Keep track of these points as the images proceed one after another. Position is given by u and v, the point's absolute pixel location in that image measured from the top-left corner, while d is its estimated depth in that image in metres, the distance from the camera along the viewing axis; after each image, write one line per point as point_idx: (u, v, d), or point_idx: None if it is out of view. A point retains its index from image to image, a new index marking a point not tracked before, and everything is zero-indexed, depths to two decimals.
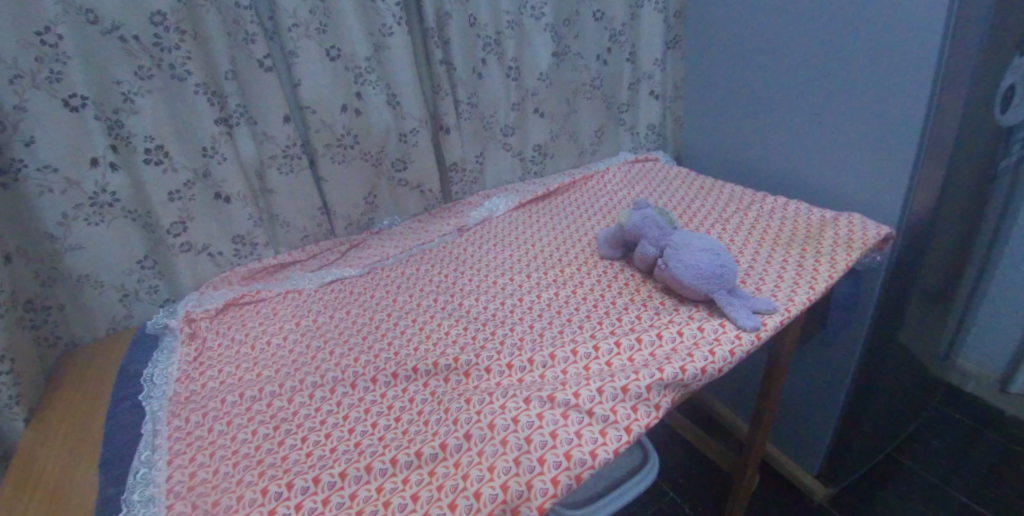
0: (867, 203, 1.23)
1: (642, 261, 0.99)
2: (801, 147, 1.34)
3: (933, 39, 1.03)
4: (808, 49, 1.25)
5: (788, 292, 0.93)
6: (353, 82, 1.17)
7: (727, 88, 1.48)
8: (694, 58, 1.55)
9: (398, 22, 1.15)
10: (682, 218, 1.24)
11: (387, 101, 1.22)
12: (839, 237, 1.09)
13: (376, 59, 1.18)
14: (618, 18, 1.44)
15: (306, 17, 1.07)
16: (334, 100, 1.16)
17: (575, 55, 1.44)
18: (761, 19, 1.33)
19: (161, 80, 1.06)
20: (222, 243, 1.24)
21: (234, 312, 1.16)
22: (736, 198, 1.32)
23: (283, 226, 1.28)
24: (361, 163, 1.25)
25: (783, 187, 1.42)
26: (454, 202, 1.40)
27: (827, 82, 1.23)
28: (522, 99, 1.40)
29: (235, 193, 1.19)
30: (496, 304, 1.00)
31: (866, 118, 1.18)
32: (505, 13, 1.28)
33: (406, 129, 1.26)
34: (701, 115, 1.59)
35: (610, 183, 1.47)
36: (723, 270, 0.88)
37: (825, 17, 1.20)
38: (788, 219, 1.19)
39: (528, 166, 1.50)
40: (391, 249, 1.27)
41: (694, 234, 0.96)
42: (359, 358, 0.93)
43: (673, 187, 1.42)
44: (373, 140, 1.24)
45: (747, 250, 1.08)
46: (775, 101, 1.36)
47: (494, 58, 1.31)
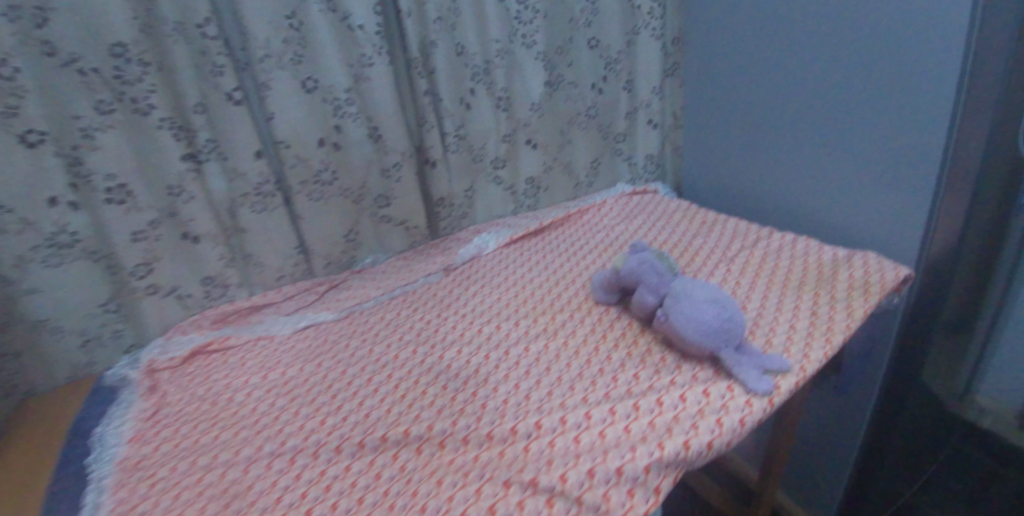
0: (884, 242, 1.15)
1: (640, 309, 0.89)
2: (812, 181, 1.26)
3: (953, 70, 0.96)
4: (816, 79, 1.18)
5: (801, 347, 0.83)
6: (331, 115, 1.09)
7: (728, 117, 1.41)
8: (695, 86, 1.48)
9: (378, 51, 1.07)
10: (682, 257, 1.16)
11: (368, 134, 1.14)
12: (853, 279, 1.00)
13: (357, 91, 1.10)
14: (614, 45, 1.38)
15: (279, 47, 1.00)
16: (311, 134, 1.09)
17: (569, 84, 1.37)
18: (764, 45, 1.27)
19: (125, 114, 0.99)
20: (191, 284, 1.16)
21: (200, 361, 1.08)
22: (740, 234, 1.23)
23: (258, 266, 1.19)
24: (341, 200, 1.17)
25: (792, 223, 1.34)
26: (442, 239, 1.32)
27: (840, 114, 1.16)
28: (513, 130, 1.32)
29: (205, 232, 1.11)
30: (480, 357, 0.91)
31: (879, 149, 1.11)
32: (494, 42, 1.21)
33: (388, 163, 1.18)
34: (702, 144, 1.51)
35: (606, 217, 1.39)
36: (730, 325, 0.79)
37: (834, 45, 1.13)
38: (797, 258, 1.10)
39: (520, 199, 1.42)
40: (371, 290, 1.19)
41: (697, 281, 0.87)
42: (326, 420, 0.84)
43: (673, 221, 1.34)
44: (353, 176, 1.16)
45: (754, 295, 0.98)
46: (781, 133, 1.29)
47: (483, 88, 1.23)
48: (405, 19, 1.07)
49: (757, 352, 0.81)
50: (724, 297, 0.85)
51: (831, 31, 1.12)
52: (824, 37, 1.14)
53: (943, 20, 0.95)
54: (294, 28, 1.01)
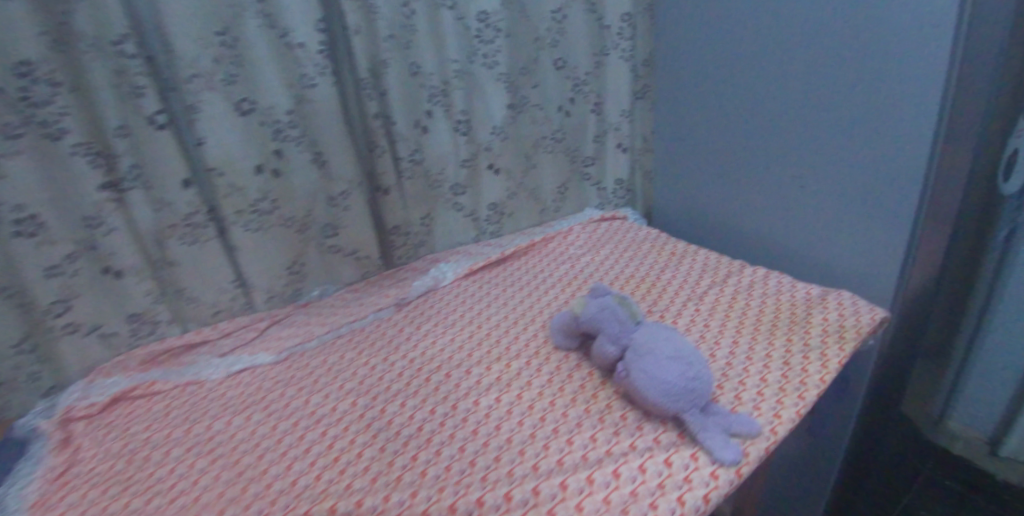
0: (858, 278, 1.11)
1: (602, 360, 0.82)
2: (787, 213, 1.20)
3: (931, 105, 0.91)
4: (789, 108, 1.13)
5: (771, 404, 0.77)
6: (271, 139, 1.00)
7: (697, 143, 1.36)
8: (665, 109, 1.42)
9: (320, 72, 0.99)
10: (650, 294, 1.09)
11: (312, 160, 1.05)
12: (828, 322, 0.94)
13: (300, 113, 1.01)
14: (582, 67, 1.32)
15: (209, 66, 0.90)
16: (247, 161, 0.98)
17: (534, 106, 1.30)
18: (734, 71, 1.22)
19: (34, 139, 0.85)
20: (116, 322, 1.03)
21: (121, 409, 0.97)
22: (711, 267, 1.17)
23: (190, 300, 1.09)
24: (283, 230, 1.08)
25: (765, 254, 1.29)
26: (396, 269, 1.24)
27: (816, 145, 1.10)
28: (474, 154, 1.25)
29: (129, 267, 0.99)
30: (424, 413, 0.83)
31: (853, 183, 1.06)
32: (452, 62, 1.13)
33: (335, 191, 1.09)
34: (672, 170, 1.46)
35: (572, 245, 1.32)
36: (696, 384, 0.72)
37: (808, 74, 1.07)
38: (769, 297, 1.04)
39: (482, 226, 1.35)
40: (315, 327, 1.10)
41: (663, 331, 0.80)
42: (247, 489, 0.75)
43: (642, 251, 1.28)
44: (296, 204, 1.07)
45: (724, 340, 0.92)
46: (751, 161, 1.24)
47: (441, 111, 1.15)
48: (352, 37, 0.99)
49: (726, 412, 0.73)
50: (691, 349, 0.78)
51: (804, 59, 1.07)
52: (799, 65, 1.09)
53: (923, 53, 0.90)
54: (226, 46, 0.91)
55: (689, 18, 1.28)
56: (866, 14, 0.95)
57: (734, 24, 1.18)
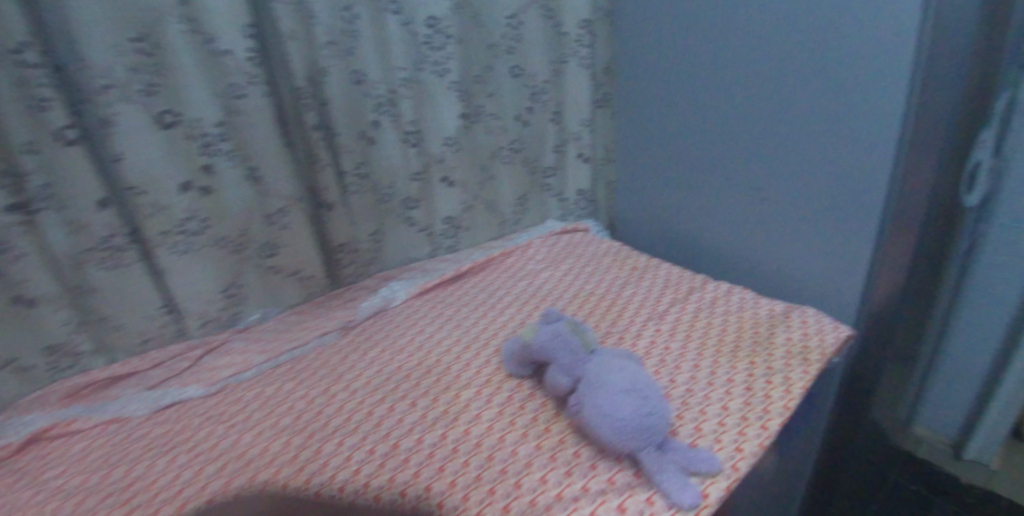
0: (819, 292, 1.09)
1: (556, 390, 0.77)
2: (750, 226, 1.17)
3: (893, 117, 0.88)
4: (753, 119, 1.09)
5: (732, 436, 0.73)
6: (198, 154, 0.91)
7: (657, 153, 1.33)
8: (626, 118, 1.38)
9: (251, 81, 0.91)
10: (610, 312, 1.05)
11: (246, 176, 0.97)
12: (792, 342, 0.90)
13: (231, 125, 0.93)
14: (539, 74, 1.27)
15: (124, 75, 0.81)
16: (172, 178, 0.90)
17: (489, 115, 1.24)
18: (694, 80, 1.18)
19: None
20: (30, 355, 0.89)
21: (35, 451, 0.86)
22: (673, 283, 1.13)
23: (116, 328, 0.96)
24: (216, 251, 0.99)
25: (727, 267, 1.26)
26: (345, 289, 1.17)
27: (781, 157, 1.06)
28: (426, 166, 1.18)
29: (44, 295, 0.86)
30: (364, 454, 0.76)
31: (816, 195, 1.03)
32: (399, 70, 1.07)
33: (272, 209, 1.01)
34: (633, 180, 1.43)
35: (531, 260, 1.27)
36: (652, 421, 0.68)
37: (770, 84, 1.04)
38: (732, 314, 1.00)
39: (438, 241, 1.28)
40: (254, 355, 1.02)
41: (621, 361, 0.75)
42: None
43: (603, 266, 1.23)
44: (230, 223, 0.98)
45: (685, 364, 0.87)
46: (713, 172, 1.21)
47: (388, 121, 1.09)
48: (286, 43, 0.92)
49: (683, 449, 0.69)
50: (650, 382, 0.72)
51: (765, 69, 1.04)
52: (761, 74, 1.05)
53: (887, 65, 0.87)
54: (145, 53, 0.82)
55: (647, 26, 1.24)
56: (831, 23, 0.92)
57: (693, 32, 1.14)
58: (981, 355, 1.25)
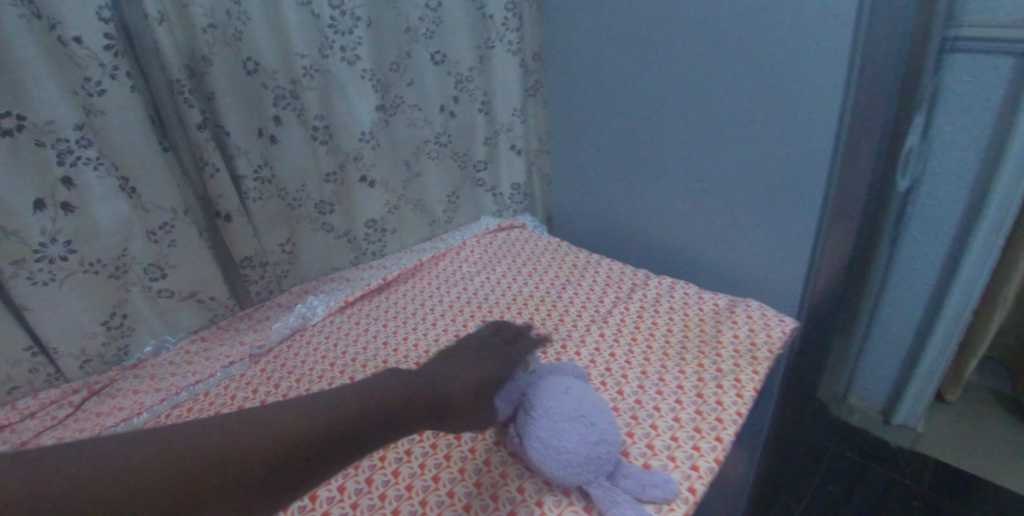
0: (758, 282, 1.07)
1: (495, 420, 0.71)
2: (689, 217, 1.13)
3: (833, 100, 0.85)
4: (690, 105, 1.04)
5: (687, 453, 0.68)
6: (52, 163, 0.75)
7: (592, 142, 1.27)
8: (557, 106, 1.31)
9: (111, 74, 0.75)
10: (551, 317, 0.98)
11: (120, 186, 0.81)
12: (739, 340, 0.87)
13: (94, 127, 0.77)
14: (463, 61, 1.17)
15: None
16: (20, 196, 0.74)
17: (410, 106, 1.13)
18: (625, 65, 1.12)
19: None
20: None
21: None
22: (615, 281, 1.08)
23: None
24: (89, 278, 0.83)
25: (667, 259, 1.22)
26: (255, 307, 1.04)
27: (722, 144, 1.02)
28: (340, 166, 1.07)
29: None
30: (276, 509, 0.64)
31: (754, 182, 1.00)
32: (300, 57, 0.94)
33: (156, 224, 0.86)
34: (567, 171, 1.36)
35: (466, 262, 1.18)
36: (600, 449, 0.63)
37: (707, 68, 0.99)
38: (676, 312, 0.96)
39: (361, 247, 1.17)
40: (147, 394, 0.86)
41: (563, 383, 0.69)
42: None
43: (543, 264, 1.16)
44: (103, 244, 0.82)
45: (631, 372, 0.82)
46: (649, 161, 1.16)
47: (291, 116, 0.97)
48: (155, 28, 0.77)
49: (638, 474, 0.64)
50: (596, 404, 0.67)
51: (698, 52, 0.99)
52: (696, 58, 1.00)
53: (823, 45, 0.83)
54: None
55: (573, 7, 1.17)
56: (769, 4, 0.87)
57: (623, 13, 1.08)
58: (902, 329, 1.29)
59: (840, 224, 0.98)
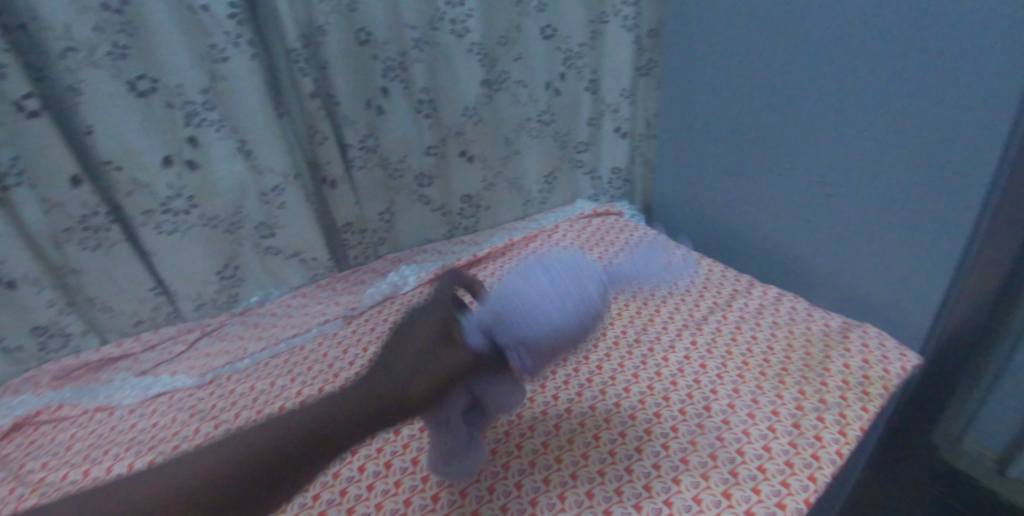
0: (878, 307, 0.93)
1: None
2: (804, 222, 1.00)
3: (1001, 104, 0.69)
4: (816, 98, 0.91)
5: (775, 488, 0.62)
6: (182, 124, 0.82)
7: (704, 129, 1.16)
8: (672, 87, 1.22)
9: (234, 42, 0.80)
10: (640, 317, 0.93)
11: (238, 148, 0.87)
12: (850, 371, 0.77)
13: (219, 92, 0.83)
14: (574, 36, 1.11)
15: (88, 37, 0.72)
16: (153, 152, 0.82)
17: (515, 82, 1.11)
18: (750, 47, 1.01)
19: None
20: (17, 337, 0.85)
21: (21, 439, 0.79)
22: (712, 286, 1.00)
23: (106, 310, 0.92)
24: (207, 231, 0.91)
25: (771, 264, 1.11)
26: (352, 270, 1.08)
27: (848, 146, 0.89)
28: (442, 140, 1.07)
29: (21, 276, 0.80)
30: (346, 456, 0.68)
31: (888, 192, 0.85)
32: (409, 29, 0.94)
33: (268, 187, 0.92)
34: (675, 159, 1.27)
35: (557, 247, 1.15)
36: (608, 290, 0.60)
37: (849, 55, 0.85)
38: (780, 329, 0.87)
39: (455, 221, 1.18)
40: (251, 342, 0.93)
41: (522, 276, 0.51)
42: None
43: (637, 257, 1.10)
44: (219, 201, 0.90)
45: (722, 389, 0.76)
46: (764, 156, 1.04)
47: (398, 87, 0.97)
48: None
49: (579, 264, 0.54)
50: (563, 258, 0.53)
51: (843, 36, 0.85)
52: (835, 43, 0.86)
53: (999, 32, 0.67)
54: (111, 9, 0.72)
55: None
56: None
57: None
58: None
59: (997, 254, 0.81)
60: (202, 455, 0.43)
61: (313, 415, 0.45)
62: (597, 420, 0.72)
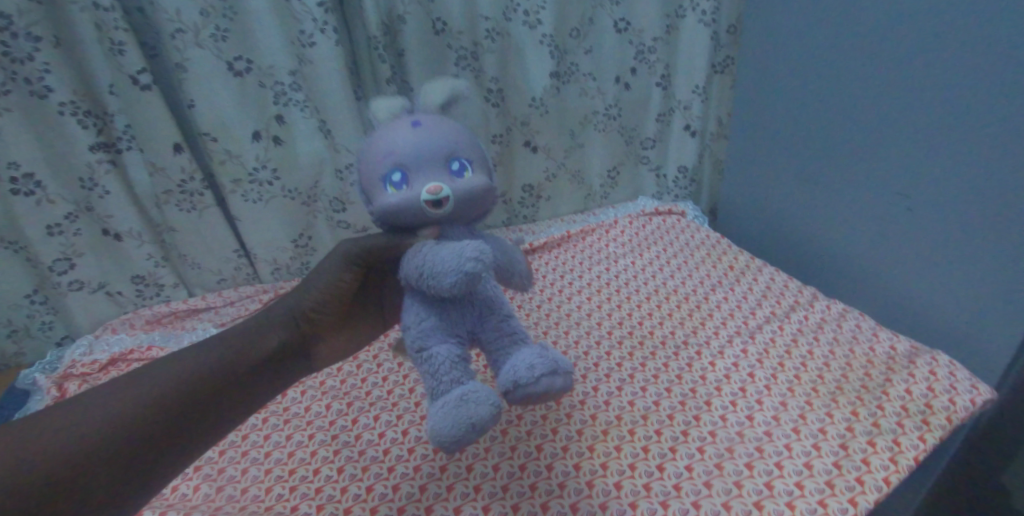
0: (950, 334, 0.86)
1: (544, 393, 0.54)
2: (881, 237, 0.94)
3: None
4: (901, 105, 0.86)
5: (811, 505, 0.60)
6: (271, 102, 0.90)
7: (779, 132, 1.12)
8: (748, 86, 1.18)
9: (321, 29, 0.85)
10: (691, 320, 0.92)
11: (318, 127, 0.94)
12: (911, 398, 0.73)
13: (304, 75, 0.90)
14: (648, 30, 1.10)
15: (195, 19, 0.80)
16: (243, 127, 0.89)
17: (584, 75, 1.11)
18: (833, 50, 0.96)
19: (21, 97, 0.83)
20: (120, 281, 1.02)
21: (117, 370, 0.90)
22: (772, 295, 0.97)
23: (194, 267, 1.05)
24: (286, 202, 0.99)
25: (837, 277, 1.05)
26: None
27: (929, 160, 0.83)
28: (507, 129, 1.10)
29: (127, 229, 0.97)
30: (390, 416, 0.76)
31: (976, 212, 0.78)
32: (483, 19, 0.97)
33: (342, 164, 0.98)
34: (747, 162, 1.23)
35: (614, 242, 1.15)
36: (439, 151, 0.60)
37: (939, 64, 0.79)
38: (840, 347, 0.84)
39: (515, 209, 1.21)
40: None
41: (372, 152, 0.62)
42: (294, 470, 0.69)
43: (695, 259, 1.09)
44: (299, 175, 0.97)
45: (769, 400, 0.74)
46: (841, 166, 0.99)
47: (468, 76, 1.01)
48: None
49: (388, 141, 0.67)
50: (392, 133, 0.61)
51: (929, 43, 0.80)
52: (925, 49, 0.81)
53: None
54: None
55: None
56: None
57: None
58: None
59: None
60: (175, 361, 0.56)
61: (259, 329, 0.62)
62: (635, 416, 0.72)
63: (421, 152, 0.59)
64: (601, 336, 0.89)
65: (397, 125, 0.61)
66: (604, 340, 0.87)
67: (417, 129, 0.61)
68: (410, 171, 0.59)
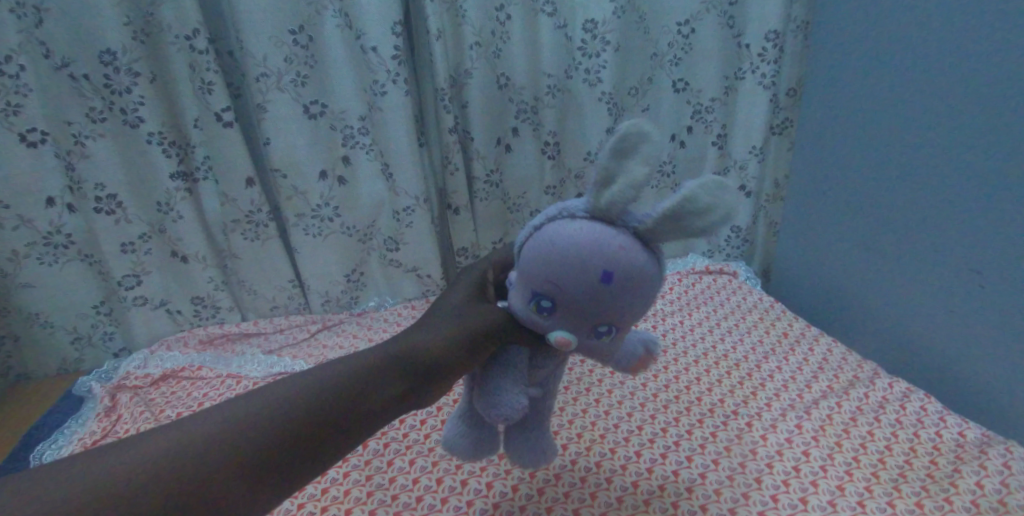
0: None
1: (513, 462, 0.61)
2: (947, 317, 0.89)
3: None
4: (967, 180, 0.83)
5: None
6: (340, 145, 0.95)
7: (837, 199, 1.10)
8: (806, 151, 1.17)
9: (392, 79, 0.90)
10: (741, 388, 0.89)
11: (380, 170, 0.99)
12: (982, 493, 0.67)
13: (372, 120, 0.95)
14: (706, 91, 1.11)
15: (280, 66, 0.87)
16: (312, 165, 0.95)
17: None
18: (895, 120, 0.94)
19: (116, 125, 0.91)
20: (181, 301, 1.08)
21: (167, 386, 0.93)
22: (830, 368, 0.93)
23: (250, 292, 1.10)
24: (343, 238, 1.03)
25: (898, 354, 0.99)
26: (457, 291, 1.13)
27: (997, 239, 0.79)
28: (561, 180, 1.12)
29: (193, 252, 1.03)
30: (425, 462, 0.75)
31: None
32: (545, 76, 1.01)
33: (400, 206, 1.02)
34: (803, 226, 1.20)
35: (661, 300, 1.14)
36: (603, 311, 0.50)
37: (1008, 142, 0.76)
38: (903, 430, 0.79)
39: None
40: (361, 340, 0.99)
41: (564, 234, 0.50)
42: (327, 509, 0.69)
43: (746, 323, 1.06)
44: (358, 213, 1.02)
45: (823, 483, 0.70)
46: (903, 237, 0.95)
47: (527, 129, 1.05)
48: (432, 42, 0.89)
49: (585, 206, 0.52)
50: (591, 241, 0.48)
51: (996, 119, 0.78)
52: (994, 126, 0.78)
53: None
54: (300, 44, 0.87)
55: (844, 48, 1.04)
56: None
57: (903, 58, 0.91)
58: None
59: None
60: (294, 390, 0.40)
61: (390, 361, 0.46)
62: (678, 487, 0.70)
63: (585, 295, 0.48)
64: (646, 398, 0.87)
65: (591, 254, 0.47)
66: (648, 403, 0.85)
67: (608, 282, 0.48)
68: (565, 302, 0.50)
